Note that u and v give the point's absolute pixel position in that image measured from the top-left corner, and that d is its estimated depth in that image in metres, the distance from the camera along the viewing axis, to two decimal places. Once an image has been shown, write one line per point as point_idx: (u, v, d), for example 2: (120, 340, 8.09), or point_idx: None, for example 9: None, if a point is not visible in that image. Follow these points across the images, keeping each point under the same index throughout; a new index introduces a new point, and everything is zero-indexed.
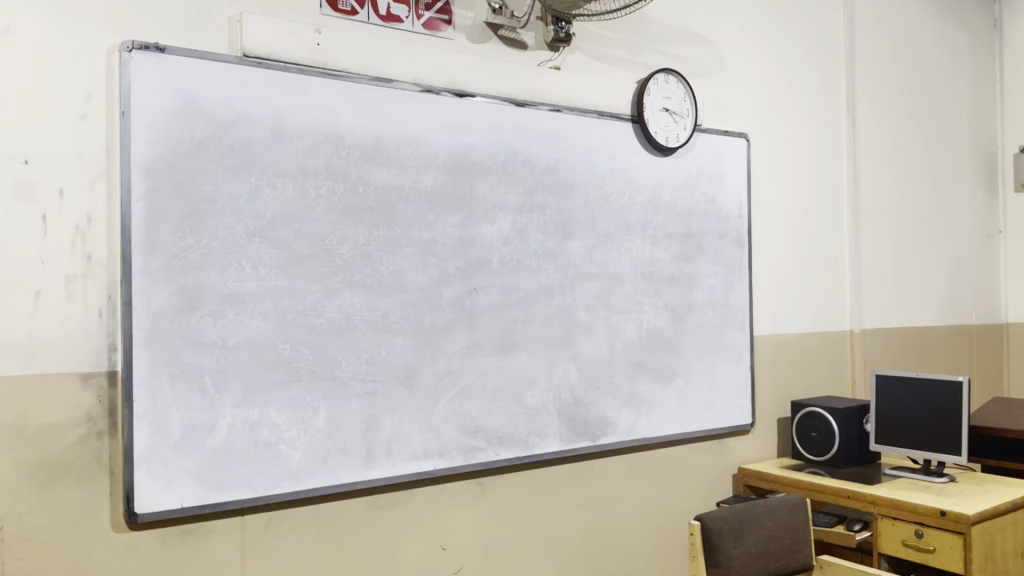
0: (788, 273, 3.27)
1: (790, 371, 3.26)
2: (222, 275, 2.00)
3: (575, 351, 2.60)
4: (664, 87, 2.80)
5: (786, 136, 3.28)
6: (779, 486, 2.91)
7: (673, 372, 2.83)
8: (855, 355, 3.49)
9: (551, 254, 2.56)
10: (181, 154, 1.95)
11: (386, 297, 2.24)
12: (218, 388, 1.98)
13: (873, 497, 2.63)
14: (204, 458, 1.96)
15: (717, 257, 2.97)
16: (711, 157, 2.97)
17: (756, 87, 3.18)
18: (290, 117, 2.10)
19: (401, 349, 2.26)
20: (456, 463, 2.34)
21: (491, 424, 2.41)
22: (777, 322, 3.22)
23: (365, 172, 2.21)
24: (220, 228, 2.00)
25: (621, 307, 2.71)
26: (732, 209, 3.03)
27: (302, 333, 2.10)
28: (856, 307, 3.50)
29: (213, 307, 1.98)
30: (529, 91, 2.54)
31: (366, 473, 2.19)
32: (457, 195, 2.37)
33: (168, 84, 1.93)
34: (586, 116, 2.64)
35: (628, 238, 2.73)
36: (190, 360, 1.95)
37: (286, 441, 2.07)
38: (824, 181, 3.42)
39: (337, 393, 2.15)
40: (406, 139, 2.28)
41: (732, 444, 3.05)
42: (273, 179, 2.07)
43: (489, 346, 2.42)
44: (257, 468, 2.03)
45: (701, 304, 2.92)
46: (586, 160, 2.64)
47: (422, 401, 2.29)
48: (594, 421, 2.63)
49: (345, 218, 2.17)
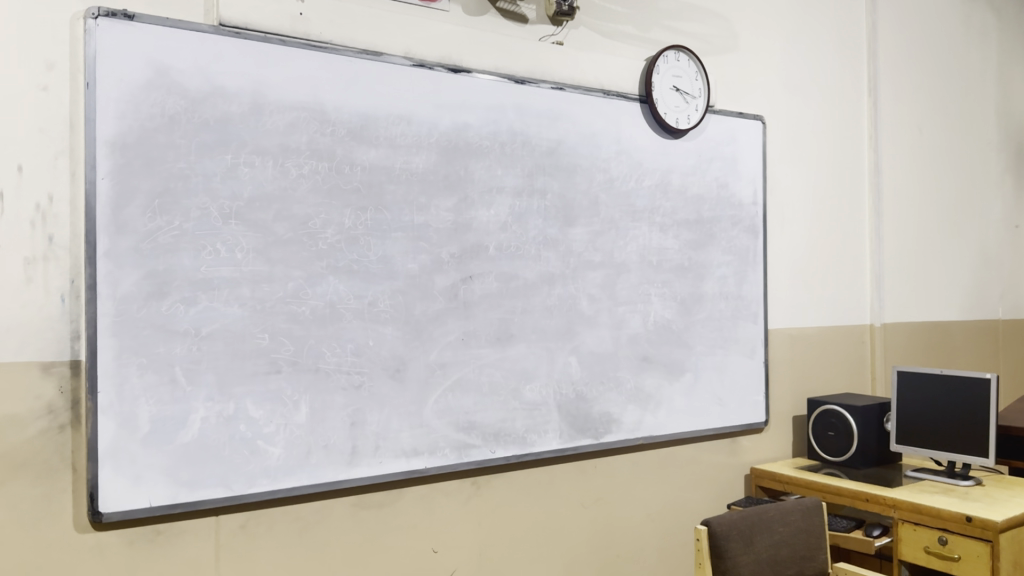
0: (806, 263, 3.11)
1: (806, 366, 3.10)
2: (195, 259, 1.87)
3: (577, 344, 2.45)
4: (674, 65, 2.65)
5: (804, 118, 3.12)
6: (793, 486, 2.76)
7: (682, 366, 2.68)
8: (875, 351, 3.32)
9: (553, 241, 2.42)
10: (150, 130, 1.82)
11: (374, 284, 2.10)
12: (190, 380, 1.86)
13: (893, 500, 2.47)
14: (174, 453, 1.84)
15: (729, 246, 2.82)
16: (724, 140, 2.81)
17: (772, 68, 3.01)
18: (270, 91, 1.97)
19: (389, 340, 2.12)
20: (449, 461, 2.20)
21: (485, 420, 2.27)
22: (793, 316, 3.06)
23: (351, 151, 2.07)
24: (193, 209, 1.87)
25: (627, 298, 2.56)
26: (746, 195, 2.87)
27: (282, 322, 1.97)
28: (877, 300, 3.34)
29: (185, 293, 1.86)
30: (529, 68, 2.40)
31: (351, 472, 2.05)
32: (451, 177, 2.23)
33: (137, 55, 1.81)
34: (591, 94, 2.49)
35: (635, 226, 2.58)
36: (160, 349, 1.83)
37: (264, 437, 1.94)
38: (845, 169, 3.25)
39: (319, 386, 2.02)
40: (396, 116, 2.14)
41: (743, 443, 2.89)
42: (251, 157, 1.94)
43: (485, 337, 2.28)
44: (232, 465, 1.90)
45: (712, 295, 2.77)
46: (590, 142, 2.49)
47: (412, 396, 2.16)
48: (597, 418, 2.48)
49: (330, 200, 2.04)
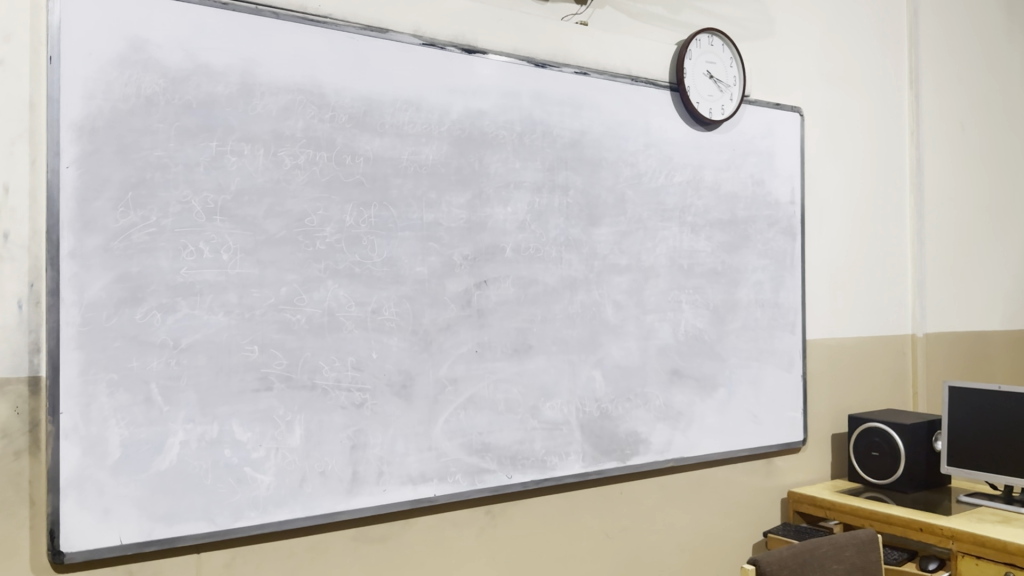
0: (844, 268, 2.88)
1: (845, 379, 2.87)
2: (173, 261, 1.64)
3: (601, 356, 2.22)
4: (707, 50, 2.43)
5: (843, 111, 2.89)
6: (836, 513, 2.52)
7: (714, 381, 2.44)
8: (917, 363, 3.09)
9: (576, 243, 2.18)
10: (124, 111, 1.59)
11: (378, 289, 1.87)
12: (168, 399, 1.63)
13: (951, 531, 2.23)
14: (149, 483, 1.60)
15: (766, 249, 2.58)
16: (759, 134, 2.58)
17: (810, 56, 2.79)
18: (261, 71, 1.74)
19: (395, 352, 1.89)
20: (460, 489, 1.97)
21: (501, 442, 2.04)
22: (832, 324, 2.83)
23: (353, 140, 1.84)
24: (173, 202, 1.64)
25: (656, 306, 2.33)
26: (783, 194, 2.64)
27: (274, 332, 1.74)
28: (919, 308, 3.10)
29: (162, 299, 1.62)
30: (551, 50, 2.17)
31: (351, 502, 1.82)
32: (464, 170, 2.00)
33: (109, 27, 1.58)
34: (618, 81, 2.27)
35: (664, 226, 2.35)
36: (133, 364, 1.59)
37: (252, 464, 1.71)
38: (884, 167, 3.03)
39: (316, 405, 1.78)
40: (403, 102, 1.91)
41: (779, 464, 2.66)
42: (239, 144, 1.71)
43: (501, 349, 2.05)
44: (215, 496, 1.67)
45: (747, 303, 2.53)
46: (616, 134, 2.26)
47: (419, 415, 1.92)
48: (624, 438, 2.25)
49: (329, 194, 1.80)
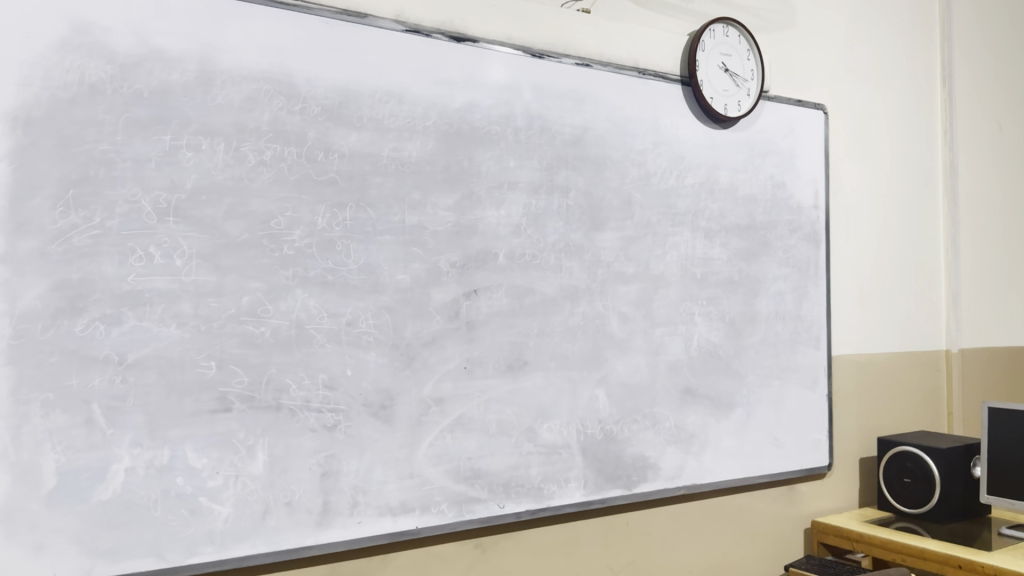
0: (871, 277, 2.66)
1: (874, 399, 2.65)
2: (119, 267, 1.47)
3: (605, 373, 2.02)
4: (722, 41, 2.24)
5: (870, 110, 2.68)
6: (864, 545, 2.30)
7: (731, 401, 2.24)
8: (951, 381, 2.85)
9: (577, 249, 1.99)
10: (66, 101, 1.43)
11: (354, 299, 1.69)
12: (112, 421, 1.46)
13: (994, 569, 1.99)
14: (90, 515, 1.43)
15: (787, 257, 2.38)
16: (780, 133, 2.38)
17: (834, 50, 2.59)
18: (223, 58, 1.57)
19: (374, 369, 1.71)
20: (446, 520, 1.78)
21: (492, 467, 1.85)
22: (859, 339, 2.61)
23: (327, 134, 1.67)
24: (119, 202, 1.47)
25: (667, 319, 2.13)
26: (806, 198, 2.43)
27: (235, 347, 1.56)
28: (954, 321, 2.86)
29: (106, 309, 1.46)
30: (550, 39, 1.99)
31: (321, 536, 1.63)
32: (452, 168, 1.82)
33: (49, 7, 1.42)
34: (624, 73, 2.08)
35: (675, 231, 2.16)
36: (72, 382, 1.43)
37: (208, 493, 1.53)
38: (914, 169, 2.81)
39: (282, 428, 1.60)
40: (384, 93, 1.74)
41: (802, 490, 2.44)
42: (196, 138, 1.54)
43: (493, 365, 1.86)
44: (166, 529, 1.49)
45: (767, 316, 2.33)
46: (622, 131, 2.07)
47: (400, 438, 1.73)
48: (630, 463, 2.04)
49: (298, 193, 1.63)
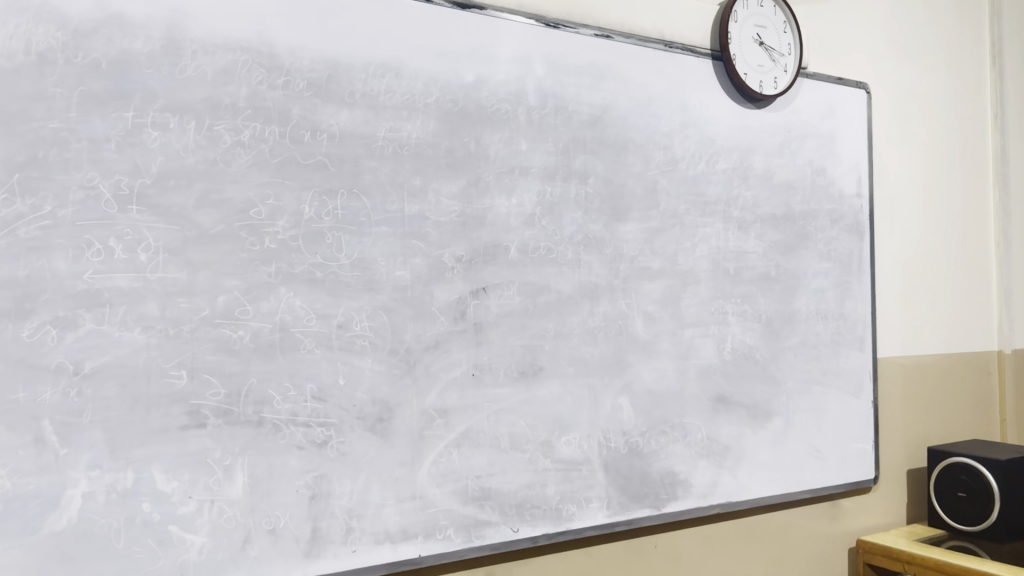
0: (917, 272, 2.44)
1: (921, 406, 2.42)
2: (74, 262, 1.28)
3: (629, 380, 1.82)
4: (756, 11, 2.03)
5: (914, 92, 2.47)
6: (916, 567, 2.07)
7: (767, 409, 2.03)
8: (1005, 385, 2.62)
9: (597, 241, 1.79)
10: (9, 73, 1.24)
11: (347, 298, 1.50)
12: (66, 439, 1.27)
13: None
14: (39, 549, 1.24)
15: (828, 250, 2.17)
16: (819, 114, 2.17)
17: (875, 26, 2.37)
18: (193, 25, 1.38)
19: (369, 377, 1.51)
20: (453, 547, 1.58)
21: (504, 487, 1.65)
22: (905, 340, 2.39)
23: (314, 112, 1.48)
24: (73, 187, 1.28)
25: (697, 320, 1.92)
26: (848, 185, 2.22)
27: (209, 353, 1.37)
28: (1007, 320, 2.63)
29: (59, 311, 1.27)
30: (566, 9, 1.79)
31: (310, 568, 1.44)
32: (457, 152, 1.62)
33: None
34: (648, 46, 1.88)
35: (705, 222, 1.95)
36: (19, 396, 1.24)
37: (179, 521, 1.34)
38: (962, 155, 2.59)
39: (263, 445, 1.41)
40: (379, 66, 1.54)
41: (845, 506, 2.22)
42: (163, 116, 1.35)
43: (504, 372, 1.66)
44: (130, 563, 1.30)
45: (807, 315, 2.12)
46: (646, 110, 1.87)
47: (399, 455, 1.54)
48: (658, 480, 1.84)
49: (281, 179, 1.44)
